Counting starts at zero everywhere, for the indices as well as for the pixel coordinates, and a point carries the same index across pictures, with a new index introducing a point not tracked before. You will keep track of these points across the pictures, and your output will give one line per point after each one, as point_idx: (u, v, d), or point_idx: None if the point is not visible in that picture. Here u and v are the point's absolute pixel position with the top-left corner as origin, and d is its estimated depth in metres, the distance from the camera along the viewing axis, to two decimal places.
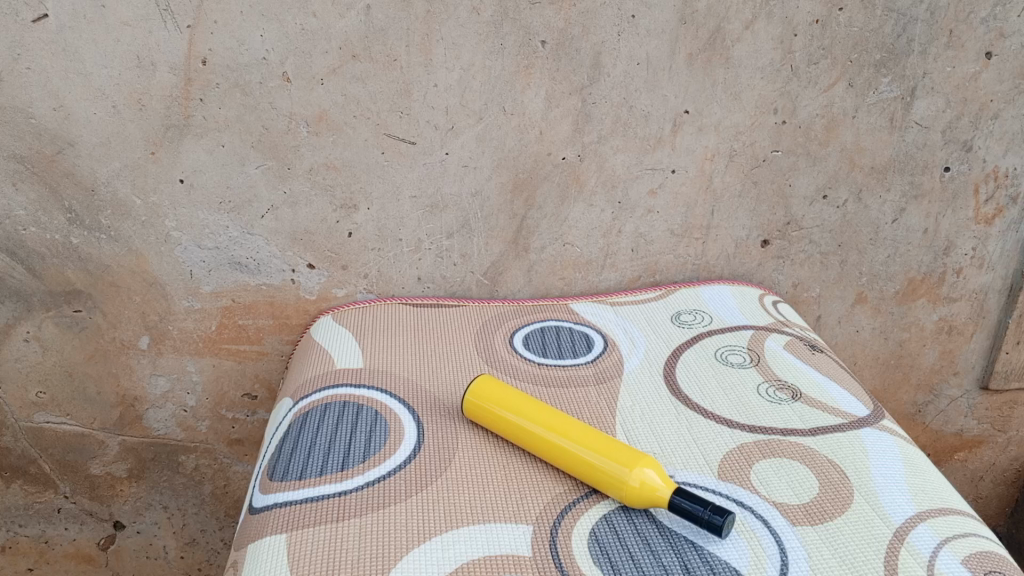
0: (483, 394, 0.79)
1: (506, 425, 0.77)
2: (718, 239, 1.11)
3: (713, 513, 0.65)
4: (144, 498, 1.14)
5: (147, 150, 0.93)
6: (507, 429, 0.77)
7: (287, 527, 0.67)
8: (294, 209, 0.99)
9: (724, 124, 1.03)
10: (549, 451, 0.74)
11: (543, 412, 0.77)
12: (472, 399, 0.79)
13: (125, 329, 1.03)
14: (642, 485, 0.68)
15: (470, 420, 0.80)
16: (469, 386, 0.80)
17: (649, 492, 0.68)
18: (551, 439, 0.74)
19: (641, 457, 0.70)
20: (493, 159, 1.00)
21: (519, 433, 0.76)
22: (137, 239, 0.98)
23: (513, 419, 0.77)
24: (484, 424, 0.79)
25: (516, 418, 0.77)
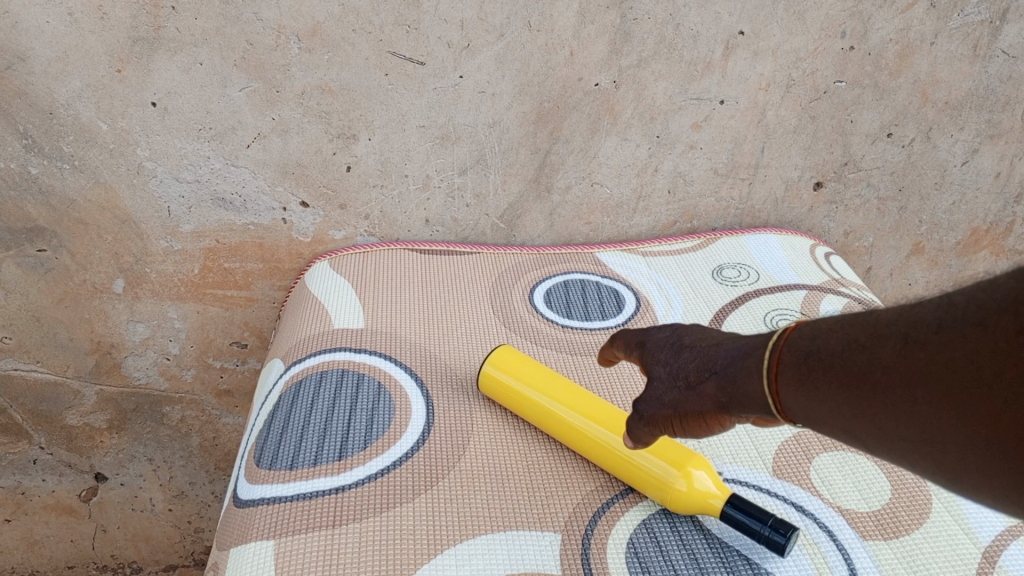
0: (502, 371, 0.68)
1: (528, 408, 0.67)
2: (764, 182, 0.98)
3: (775, 530, 0.54)
4: (127, 449, 1.05)
5: (111, 67, 0.79)
6: (530, 413, 0.67)
7: (275, 530, 0.57)
8: (285, 138, 0.86)
9: (784, 48, 0.88)
10: (580, 442, 0.64)
11: (572, 395, 0.66)
12: (488, 376, 0.69)
13: (96, 270, 0.91)
14: (692, 489, 0.58)
15: (486, 397, 0.70)
16: (485, 360, 0.69)
17: (698, 500, 0.58)
18: (582, 429, 0.64)
19: (689, 455, 0.60)
20: (514, 84, 0.86)
21: (544, 418, 0.66)
22: (105, 169, 0.85)
23: (537, 402, 0.66)
24: (503, 404, 0.69)
25: (540, 402, 0.66)
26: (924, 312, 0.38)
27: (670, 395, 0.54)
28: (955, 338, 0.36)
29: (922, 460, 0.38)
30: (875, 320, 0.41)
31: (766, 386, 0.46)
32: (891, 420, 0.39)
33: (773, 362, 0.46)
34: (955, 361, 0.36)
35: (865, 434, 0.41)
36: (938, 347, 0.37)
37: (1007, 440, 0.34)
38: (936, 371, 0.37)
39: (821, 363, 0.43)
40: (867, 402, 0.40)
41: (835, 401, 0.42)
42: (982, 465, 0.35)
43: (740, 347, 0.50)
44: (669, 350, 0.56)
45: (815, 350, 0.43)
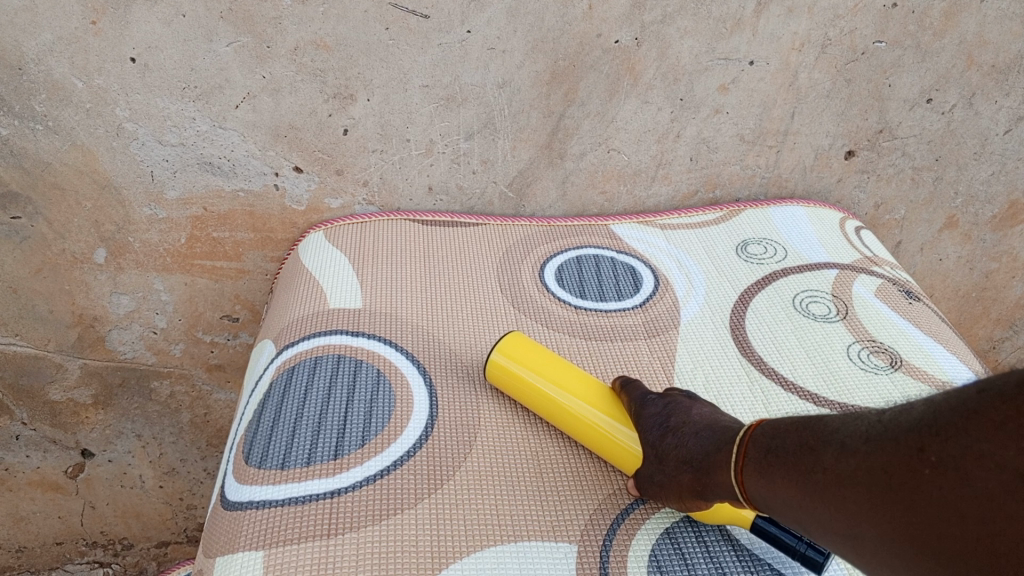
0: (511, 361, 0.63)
1: (538, 403, 0.61)
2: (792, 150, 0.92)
3: (812, 547, 0.49)
4: (114, 426, 1.00)
5: (85, 17, 0.71)
6: (539, 408, 0.61)
7: (264, 540, 0.52)
8: (276, 98, 0.79)
9: (822, 4, 0.81)
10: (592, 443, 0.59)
11: (586, 390, 0.61)
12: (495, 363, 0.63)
13: (76, 240, 0.85)
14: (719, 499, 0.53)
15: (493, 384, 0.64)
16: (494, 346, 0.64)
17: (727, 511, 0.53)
18: (596, 429, 0.58)
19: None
20: (527, 41, 0.79)
21: (555, 414, 0.61)
22: (82, 131, 0.78)
23: (547, 396, 0.61)
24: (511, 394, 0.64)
25: (551, 397, 0.61)
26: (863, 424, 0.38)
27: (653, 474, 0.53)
28: (875, 450, 0.36)
29: (851, 554, 0.38)
30: (826, 426, 0.41)
31: (733, 477, 0.46)
32: (825, 516, 0.39)
33: (739, 473, 0.45)
34: (870, 470, 0.36)
35: (814, 530, 0.40)
36: (864, 456, 0.36)
37: (910, 544, 0.33)
38: (857, 476, 0.36)
39: (777, 460, 0.42)
40: (812, 501, 0.39)
41: (790, 494, 0.41)
42: (891, 565, 0.35)
43: (716, 441, 0.50)
44: (654, 429, 0.55)
45: (774, 449, 0.43)
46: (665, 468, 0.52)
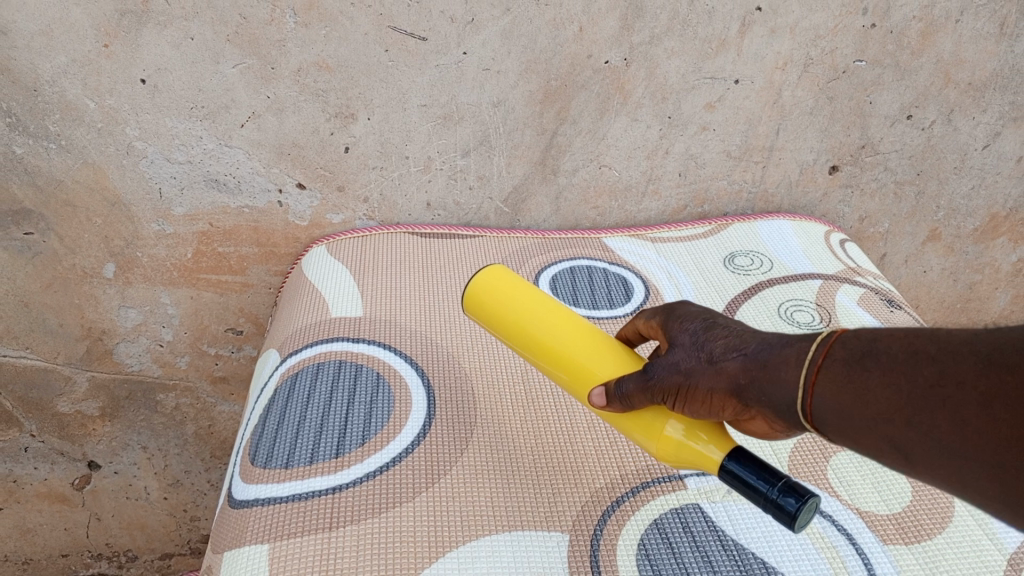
0: (490, 291, 0.58)
1: (516, 335, 0.57)
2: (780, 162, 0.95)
3: (783, 497, 0.42)
4: (120, 437, 1.02)
5: (98, 42, 0.75)
6: (517, 341, 0.58)
7: (270, 535, 0.55)
8: (281, 117, 0.82)
9: (803, 25, 0.84)
10: (568, 377, 0.55)
11: (569, 325, 0.56)
12: (473, 293, 0.59)
13: (87, 255, 0.88)
14: (682, 437, 0.48)
15: (472, 316, 0.61)
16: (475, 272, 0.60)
17: (688, 453, 0.48)
18: (574, 364, 0.54)
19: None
20: (520, 62, 0.83)
21: (531, 348, 0.57)
22: (94, 150, 0.82)
23: (527, 329, 0.57)
24: (491, 327, 0.60)
25: (530, 329, 0.57)
26: (1017, 335, 0.35)
27: (687, 363, 0.47)
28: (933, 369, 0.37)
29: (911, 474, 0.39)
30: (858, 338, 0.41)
31: (801, 376, 0.41)
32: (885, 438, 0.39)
33: (812, 370, 0.41)
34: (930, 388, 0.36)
35: (906, 447, 0.38)
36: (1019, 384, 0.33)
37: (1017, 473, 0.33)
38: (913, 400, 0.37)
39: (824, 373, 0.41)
40: (920, 412, 0.37)
41: (883, 403, 0.38)
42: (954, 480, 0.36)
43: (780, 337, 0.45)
44: (701, 321, 0.49)
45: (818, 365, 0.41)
46: (701, 356, 0.47)
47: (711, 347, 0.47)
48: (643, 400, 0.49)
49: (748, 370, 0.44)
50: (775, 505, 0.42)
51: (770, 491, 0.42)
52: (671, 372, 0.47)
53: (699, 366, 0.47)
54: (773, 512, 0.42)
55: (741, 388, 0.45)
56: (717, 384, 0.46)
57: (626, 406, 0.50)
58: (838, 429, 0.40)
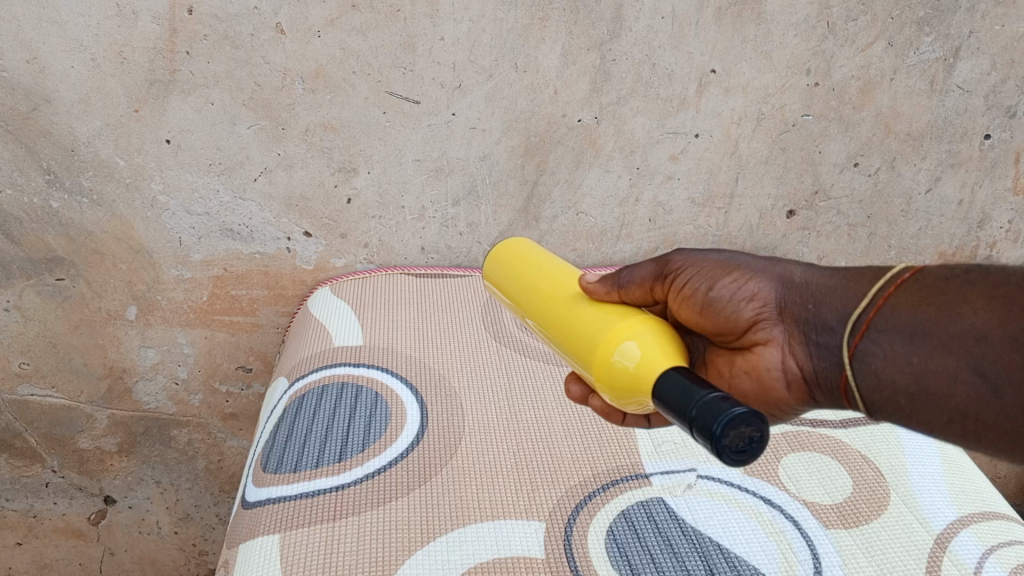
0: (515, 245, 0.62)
1: (523, 275, 0.59)
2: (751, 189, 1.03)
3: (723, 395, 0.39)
4: (135, 472, 1.09)
5: (129, 107, 0.85)
6: (520, 281, 0.59)
7: (281, 526, 0.62)
8: (289, 172, 0.92)
9: (753, 84, 0.95)
10: (559, 307, 0.54)
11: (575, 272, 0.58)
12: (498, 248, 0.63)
13: (111, 299, 0.97)
14: (630, 338, 0.48)
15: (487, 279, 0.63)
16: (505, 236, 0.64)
17: (625, 357, 0.47)
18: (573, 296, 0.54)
19: (659, 325, 0.50)
20: (503, 121, 0.93)
21: (532, 284, 0.57)
22: (122, 203, 0.91)
23: (538, 268, 0.58)
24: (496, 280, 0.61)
25: (541, 270, 0.58)
26: None
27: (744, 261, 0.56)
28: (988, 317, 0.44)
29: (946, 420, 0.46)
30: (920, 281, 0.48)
31: (871, 292, 0.49)
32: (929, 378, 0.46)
33: (892, 282, 0.48)
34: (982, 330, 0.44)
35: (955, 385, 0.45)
36: None
37: None
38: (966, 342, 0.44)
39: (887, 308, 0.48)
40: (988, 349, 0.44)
41: (975, 320, 0.45)
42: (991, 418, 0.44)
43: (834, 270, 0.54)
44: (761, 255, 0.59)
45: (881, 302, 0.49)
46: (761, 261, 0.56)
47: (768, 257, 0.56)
48: (645, 284, 0.54)
49: (806, 275, 0.53)
50: (701, 429, 0.38)
51: (698, 417, 0.38)
52: (716, 255, 0.56)
53: (750, 259, 0.56)
54: (702, 442, 0.38)
55: (792, 285, 0.53)
56: (760, 275, 0.54)
57: (613, 292, 0.53)
58: (900, 345, 0.47)
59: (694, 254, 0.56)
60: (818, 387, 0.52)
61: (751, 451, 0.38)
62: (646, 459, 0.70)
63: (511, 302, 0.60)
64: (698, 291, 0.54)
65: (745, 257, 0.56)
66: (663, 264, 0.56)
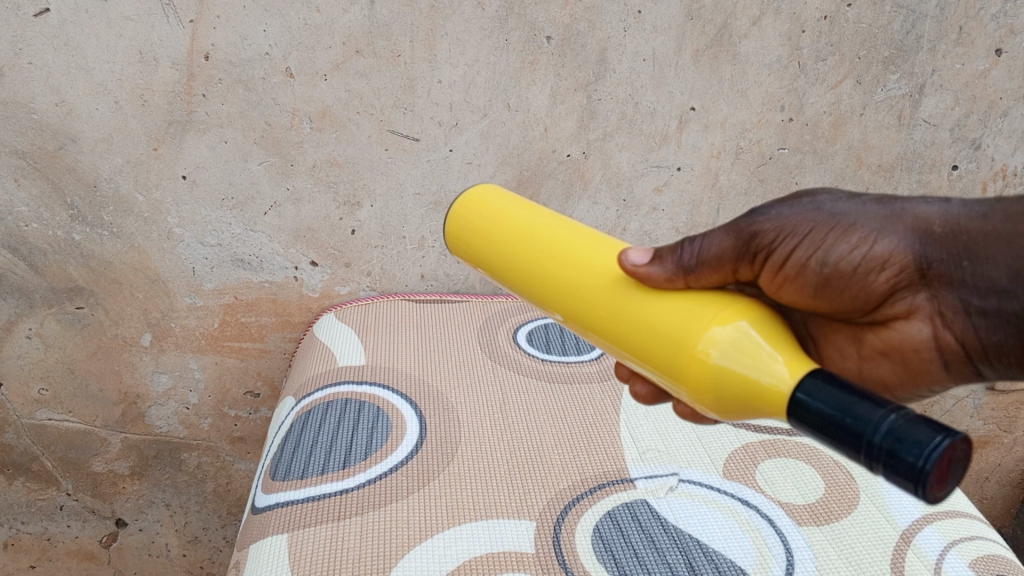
0: (485, 204, 0.56)
1: (516, 244, 0.53)
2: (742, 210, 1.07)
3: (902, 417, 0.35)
4: (146, 495, 1.14)
5: (149, 146, 0.92)
6: (514, 252, 0.53)
7: (288, 527, 0.66)
8: (297, 206, 0.98)
9: (731, 120, 1.02)
10: (583, 286, 0.49)
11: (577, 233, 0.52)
12: (463, 207, 0.57)
13: (128, 326, 1.02)
14: (737, 340, 0.41)
15: (451, 243, 0.58)
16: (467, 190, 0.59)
17: (732, 367, 0.40)
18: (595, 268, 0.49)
19: (751, 312, 0.43)
20: (497, 156, 1.00)
21: (533, 254, 0.52)
22: (140, 235, 0.97)
23: (529, 233, 0.53)
24: (477, 248, 0.56)
25: (535, 235, 0.53)
26: None
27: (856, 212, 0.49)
28: None
29: None
30: None
31: None
32: None
33: None
34: None
35: None
36: None
37: None
38: None
39: None
40: None
41: None
42: None
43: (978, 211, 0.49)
44: None
45: None
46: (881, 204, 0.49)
47: (878, 199, 0.50)
48: (726, 261, 0.48)
49: (948, 221, 0.48)
50: (895, 469, 0.34)
51: (885, 449, 0.34)
52: (814, 211, 0.49)
53: (866, 214, 0.49)
54: (891, 477, 0.34)
55: (933, 238, 0.48)
56: (885, 232, 0.48)
57: (676, 277, 0.46)
58: None
59: (776, 214, 0.49)
60: (984, 359, 0.50)
61: (942, 481, 0.35)
62: (632, 465, 0.74)
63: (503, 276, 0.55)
64: (807, 266, 0.48)
65: (856, 208, 0.49)
66: (746, 236, 0.48)
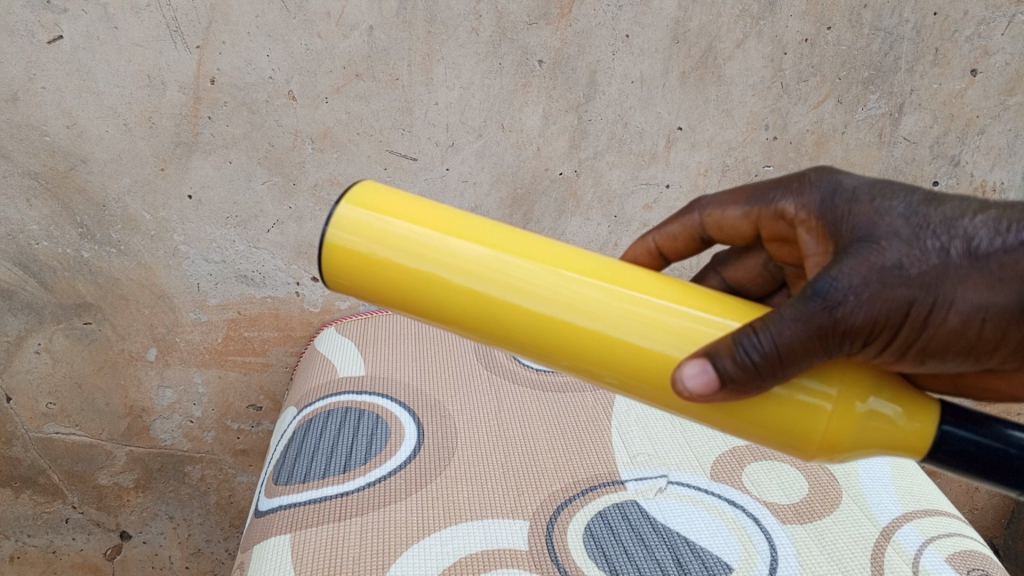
0: (388, 233, 0.39)
1: (470, 288, 0.39)
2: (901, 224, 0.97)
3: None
4: (150, 508, 1.17)
5: (156, 166, 0.95)
6: (474, 299, 0.39)
7: (291, 527, 0.69)
8: (300, 223, 1.02)
9: (717, 139, 1.06)
10: (598, 336, 0.39)
11: (530, 249, 0.40)
12: (348, 242, 0.39)
13: (134, 341, 1.05)
14: (863, 420, 0.38)
15: (338, 271, 0.40)
16: (332, 211, 0.40)
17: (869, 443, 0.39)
18: (599, 308, 0.39)
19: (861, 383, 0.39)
20: (492, 174, 1.03)
21: (511, 301, 0.39)
22: (147, 252, 1.00)
23: (484, 271, 0.39)
24: (395, 298, 0.40)
25: (493, 270, 0.39)
26: None
27: (952, 279, 0.37)
28: None
29: None
30: None
31: None
32: None
33: None
34: None
35: None
36: None
37: None
38: None
39: None
40: None
41: None
42: None
43: None
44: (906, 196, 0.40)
45: None
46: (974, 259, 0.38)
47: (970, 250, 0.38)
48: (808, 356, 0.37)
49: None
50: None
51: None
52: (907, 287, 0.37)
53: (963, 285, 0.37)
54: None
55: None
56: (988, 305, 0.37)
57: (757, 382, 0.37)
58: None
59: (860, 295, 0.36)
60: None
61: None
62: (622, 468, 0.77)
63: (447, 324, 0.41)
64: (912, 348, 0.38)
65: (948, 275, 0.37)
66: (832, 331, 0.36)
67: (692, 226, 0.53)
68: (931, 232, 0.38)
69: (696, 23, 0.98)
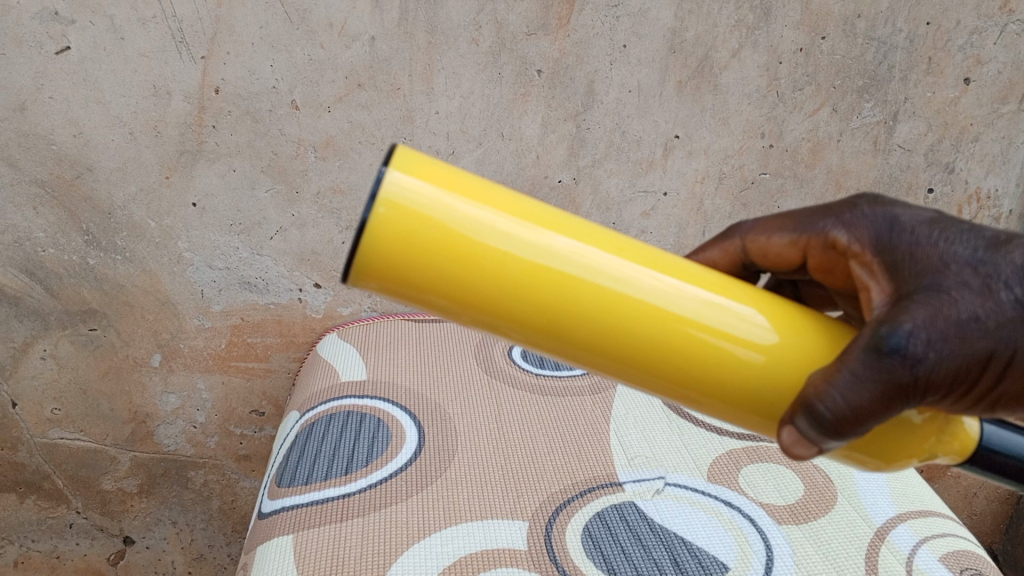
0: (458, 223, 0.29)
1: (549, 301, 0.31)
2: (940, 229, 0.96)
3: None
4: (154, 513, 1.18)
5: (161, 174, 0.97)
6: (558, 311, 0.31)
7: (294, 528, 0.70)
8: (302, 231, 1.03)
9: (713, 147, 1.07)
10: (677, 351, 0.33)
11: (617, 247, 0.32)
12: (399, 234, 0.28)
13: (138, 347, 1.07)
14: (940, 435, 0.36)
15: (382, 273, 0.29)
16: (376, 187, 0.28)
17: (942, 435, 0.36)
18: (683, 324, 0.33)
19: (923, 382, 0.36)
20: (492, 182, 1.05)
21: (597, 315, 0.32)
22: (151, 259, 1.02)
23: (566, 276, 0.31)
24: (444, 303, 0.31)
25: (580, 278, 0.31)
26: None
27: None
28: None
29: None
30: None
31: None
32: None
33: None
34: None
35: None
36: None
37: None
38: None
39: None
40: None
41: None
42: None
43: None
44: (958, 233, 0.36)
45: None
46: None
47: None
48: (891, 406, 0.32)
49: None
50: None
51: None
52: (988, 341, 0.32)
53: None
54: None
55: None
56: None
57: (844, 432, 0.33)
58: None
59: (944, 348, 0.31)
60: None
61: None
62: (621, 470, 0.78)
63: (503, 335, 0.32)
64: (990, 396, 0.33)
65: None
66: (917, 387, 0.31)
67: (734, 251, 0.45)
68: (1004, 283, 0.32)
69: (692, 33, 0.99)
